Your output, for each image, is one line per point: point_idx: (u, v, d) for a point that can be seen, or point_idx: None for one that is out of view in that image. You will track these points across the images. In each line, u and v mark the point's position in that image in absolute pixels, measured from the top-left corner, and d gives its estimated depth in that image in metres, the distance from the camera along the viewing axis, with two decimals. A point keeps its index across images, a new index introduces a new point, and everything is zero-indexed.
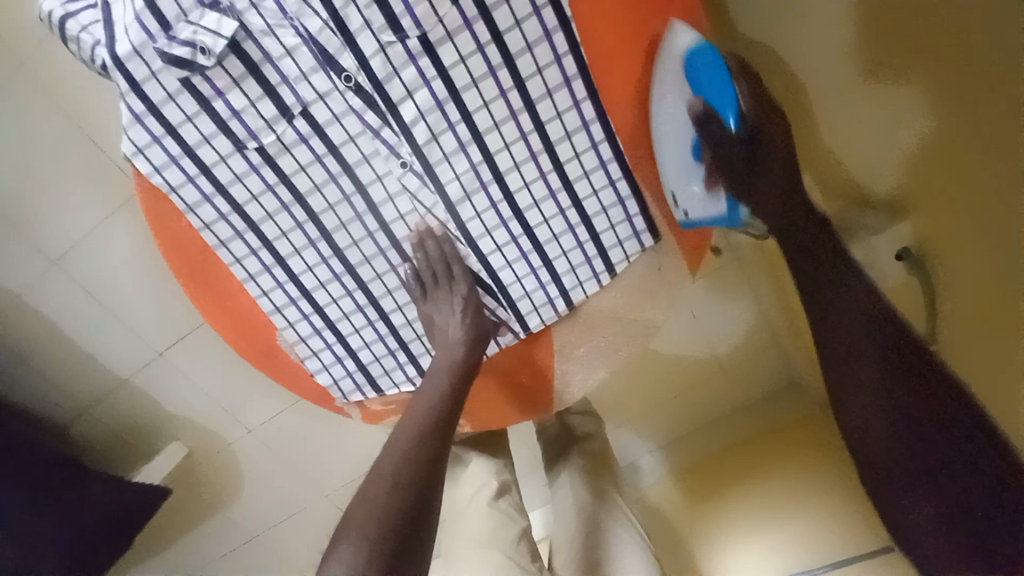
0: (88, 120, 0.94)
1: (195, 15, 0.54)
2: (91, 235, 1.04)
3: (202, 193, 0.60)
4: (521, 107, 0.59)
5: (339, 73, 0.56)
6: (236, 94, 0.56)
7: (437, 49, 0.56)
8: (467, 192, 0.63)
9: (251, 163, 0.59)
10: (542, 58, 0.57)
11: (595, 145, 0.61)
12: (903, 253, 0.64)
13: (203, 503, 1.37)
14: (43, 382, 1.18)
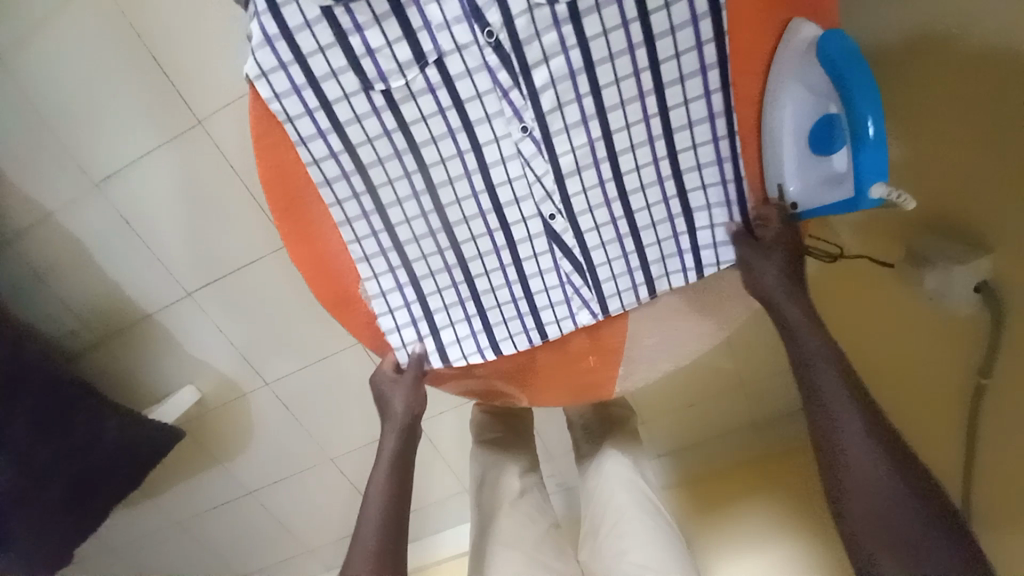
0: (162, 40, 0.91)
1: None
2: (141, 159, 1.01)
3: (317, 128, 0.59)
4: (650, 89, 0.59)
5: (483, 27, 0.57)
6: (375, 32, 0.56)
7: (582, 17, 0.56)
8: (579, 166, 0.63)
9: (374, 105, 0.59)
10: (683, 42, 0.57)
11: (716, 139, 0.61)
12: (981, 285, 0.67)
13: (206, 449, 1.34)
14: (60, 304, 1.14)
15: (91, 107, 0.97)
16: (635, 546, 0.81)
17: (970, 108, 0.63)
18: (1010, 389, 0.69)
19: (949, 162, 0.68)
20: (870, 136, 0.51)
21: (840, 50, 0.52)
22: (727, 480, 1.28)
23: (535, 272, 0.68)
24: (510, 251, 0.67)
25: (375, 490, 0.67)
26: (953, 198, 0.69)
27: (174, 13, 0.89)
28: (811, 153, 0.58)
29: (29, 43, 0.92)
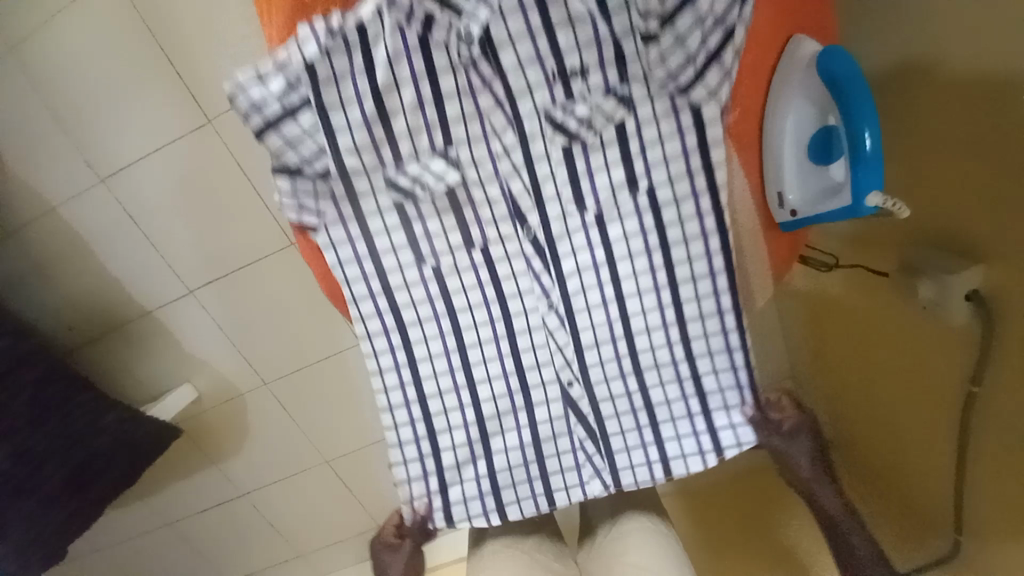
0: (180, 40, 0.93)
1: (425, 159, 0.66)
2: (151, 156, 1.02)
3: (371, 292, 0.70)
4: (660, 266, 0.67)
5: (523, 225, 0.69)
6: (434, 221, 0.69)
7: (605, 225, 0.67)
8: (597, 341, 0.71)
9: (423, 276, 0.70)
10: (694, 57, 0.60)
11: (700, 215, 0.65)
12: (971, 294, 0.69)
13: (200, 448, 1.33)
14: (61, 298, 1.14)
15: (104, 103, 0.98)
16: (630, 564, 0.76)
17: (965, 123, 0.66)
18: (998, 395, 0.71)
19: (944, 174, 0.71)
20: (867, 150, 0.54)
21: (840, 64, 0.55)
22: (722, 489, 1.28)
23: (549, 436, 0.73)
24: (526, 413, 0.73)
25: None
26: (946, 210, 0.72)
27: (194, 16, 0.91)
28: (810, 162, 0.60)
29: (45, 38, 0.93)
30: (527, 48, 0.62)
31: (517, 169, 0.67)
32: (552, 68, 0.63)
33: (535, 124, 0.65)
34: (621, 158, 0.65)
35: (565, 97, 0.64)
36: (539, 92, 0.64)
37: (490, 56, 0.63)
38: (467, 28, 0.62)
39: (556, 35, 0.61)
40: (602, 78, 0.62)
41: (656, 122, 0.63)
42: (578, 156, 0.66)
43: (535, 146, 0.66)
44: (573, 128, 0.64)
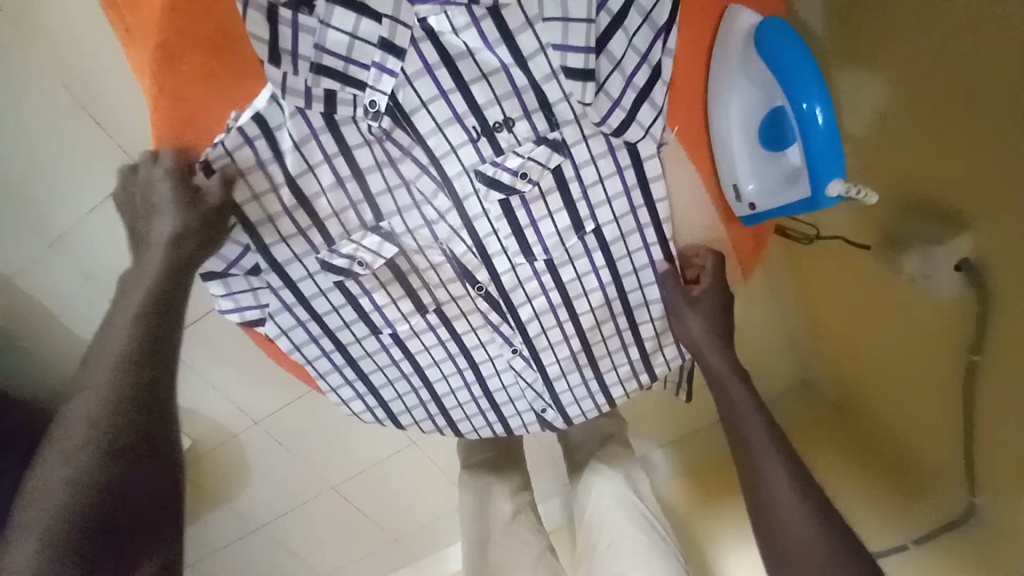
0: None
1: (359, 236, 0.60)
2: None
3: (334, 363, 0.67)
4: (615, 296, 0.66)
5: (474, 284, 0.64)
6: (381, 293, 0.64)
7: (559, 271, 0.64)
8: (564, 372, 0.71)
9: (383, 343, 0.67)
10: (620, 52, 0.53)
11: (641, 227, 0.61)
12: (962, 264, 0.64)
13: (204, 492, 1.32)
14: None
15: None
16: (634, 563, 0.72)
17: (948, 77, 0.59)
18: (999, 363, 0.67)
19: (921, 134, 0.65)
20: (819, 125, 0.48)
21: (778, 36, 0.49)
22: (723, 468, 1.25)
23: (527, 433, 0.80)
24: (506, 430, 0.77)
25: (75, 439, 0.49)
26: (926, 173, 0.66)
27: None
28: (762, 146, 0.54)
29: None
30: (441, 107, 0.54)
31: (459, 231, 0.61)
32: (476, 123, 0.55)
33: (467, 182, 0.58)
34: (564, 205, 0.59)
35: (494, 152, 0.56)
36: (465, 149, 0.56)
37: (403, 121, 0.55)
38: (368, 99, 0.53)
39: (470, 89, 0.53)
40: (530, 124, 0.55)
41: (595, 162, 0.58)
42: (519, 209, 0.59)
43: (472, 207, 0.59)
44: (507, 181, 0.57)
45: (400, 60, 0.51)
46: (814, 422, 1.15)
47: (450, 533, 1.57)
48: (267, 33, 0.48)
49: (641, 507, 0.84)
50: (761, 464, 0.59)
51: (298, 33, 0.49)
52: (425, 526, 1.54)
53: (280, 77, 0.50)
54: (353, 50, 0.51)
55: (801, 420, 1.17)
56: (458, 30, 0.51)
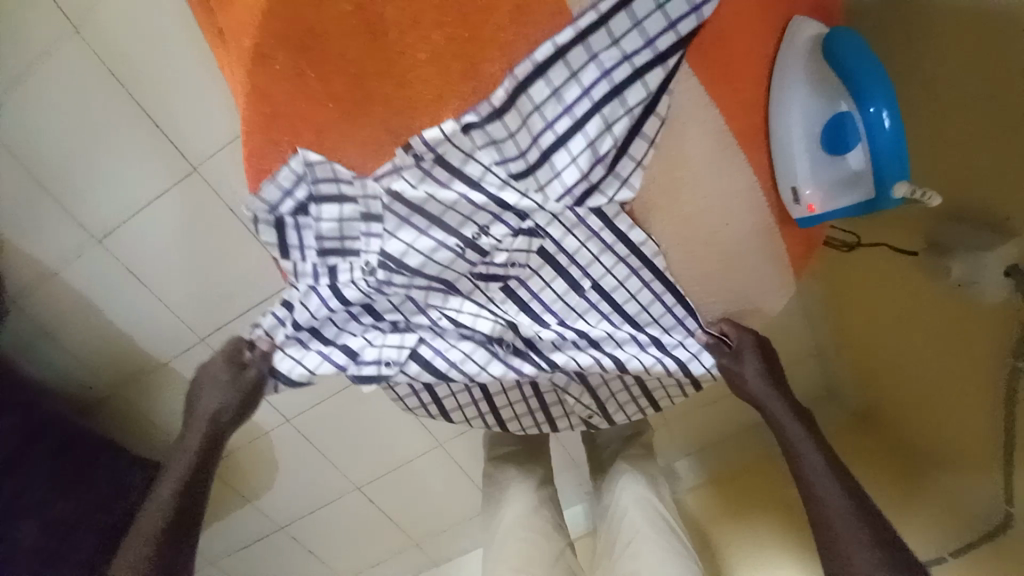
0: (149, 89, 0.87)
1: (379, 341, 0.66)
2: (140, 212, 0.97)
3: (418, 400, 0.73)
4: (631, 317, 0.68)
5: (499, 347, 0.67)
6: (438, 346, 0.66)
7: (575, 326, 0.68)
8: (613, 392, 0.73)
9: (445, 389, 0.72)
10: (576, 147, 0.59)
11: (647, 284, 0.66)
12: (1010, 270, 0.65)
13: (233, 488, 1.33)
14: (75, 361, 1.11)
15: (82, 160, 0.92)
16: (647, 565, 0.75)
17: (994, 80, 0.61)
18: None
19: (965, 137, 0.67)
20: (886, 128, 0.53)
21: (847, 46, 0.54)
22: (747, 479, 1.23)
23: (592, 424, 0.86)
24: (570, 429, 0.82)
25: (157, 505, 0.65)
26: (969, 174, 0.68)
27: (160, 63, 0.86)
28: (825, 147, 0.56)
29: (15, 100, 0.88)
30: (426, 241, 0.63)
31: (480, 315, 0.66)
32: (459, 241, 0.64)
33: (467, 281, 0.67)
34: (558, 274, 0.67)
35: (482, 255, 0.65)
36: (456, 263, 0.65)
37: (396, 267, 0.63)
38: (364, 260, 0.65)
39: (442, 219, 0.63)
40: (505, 224, 0.64)
41: (571, 233, 0.64)
42: (519, 289, 0.68)
43: (477, 298, 0.67)
44: (500, 273, 0.67)
45: (379, 223, 0.63)
46: (848, 435, 1.14)
47: (471, 538, 1.56)
48: (277, 237, 0.66)
49: (658, 501, 0.85)
50: (816, 484, 0.61)
51: (302, 231, 0.66)
52: (447, 530, 1.53)
53: (293, 265, 0.67)
54: (342, 231, 0.64)
55: (835, 430, 1.16)
56: (415, 184, 0.61)
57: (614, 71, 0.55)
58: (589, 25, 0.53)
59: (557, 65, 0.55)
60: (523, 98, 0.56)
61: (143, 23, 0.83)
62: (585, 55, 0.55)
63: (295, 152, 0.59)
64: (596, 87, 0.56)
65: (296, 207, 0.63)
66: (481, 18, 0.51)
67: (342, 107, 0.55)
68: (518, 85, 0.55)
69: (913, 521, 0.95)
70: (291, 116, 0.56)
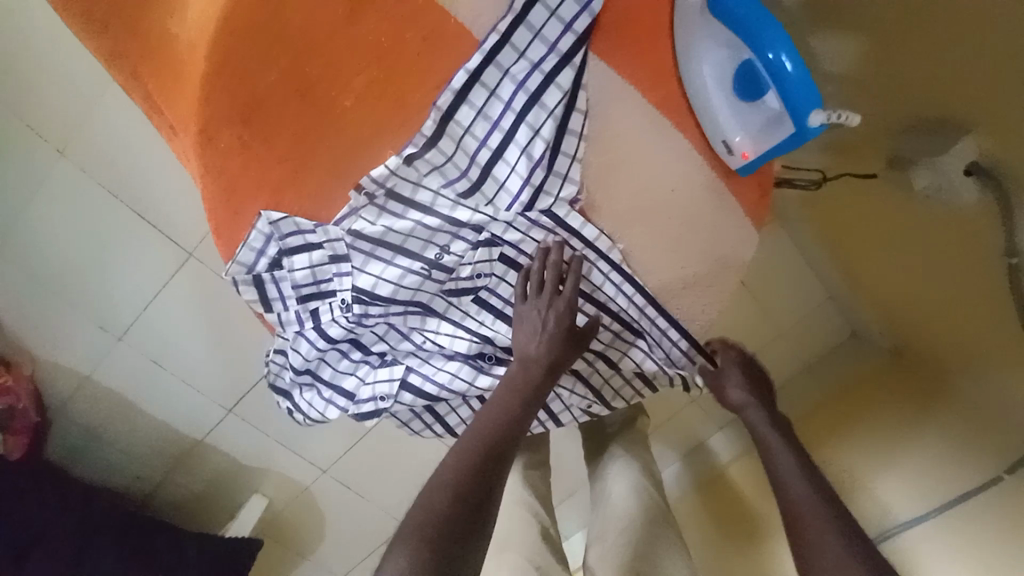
0: (135, 191, 0.95)
1: (371, 377, 0.71)
2: (150, 303, 1.04)
3: (422, 423, 0.75)
4: (602, 305, 0.70)
5: (484, 361, 0.70)
6: (428, 370, 0.70)
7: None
8: (603, 377, 0.76)
9: (441, 411, 0.74)
10: (512, 156, 0.61)
11: (607, 276, 0.68)
12: (971, 168, 0.66)
13: (288, 549, 1.35)
14: (118, 456, 1.16)
15: (93, 268, 1.00)
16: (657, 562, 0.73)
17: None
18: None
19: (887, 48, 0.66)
20: (790, 71, 0.53)
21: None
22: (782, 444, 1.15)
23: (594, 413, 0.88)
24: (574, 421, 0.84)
25: (452, 465, 0.58)
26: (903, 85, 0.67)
27: (142, 166, 0.93)
28: (740, 97, 0.58)
29: (23, 229, 0.96)
30: (392, 270, 0.65)
31: (457, 334, 0.69)
32: (424, 263, 0.65)
33: (441, 300, 0.68)
34: (524, 276, 0.68)
35: (449, 272, 0.66)
36: (426, 285, 0.66)
37: (370, 299, 0.66)
38: (340, 298, 0.67)
39: (406, 247, 0.64)
40: (464, 240, 0.65)
41: (528, 236, 0.66)
42: (491, 297, 0.69)
43: (454, 314, 0.69)
44: (469, 286, 0.68)
45: (348, 262, 0.65)
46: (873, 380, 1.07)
47: None
48: (258, 294, 0.68)
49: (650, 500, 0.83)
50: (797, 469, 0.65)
51: (279, 283, 0.68)
52: None
53: (278, 317, 0.69)
54: (317, 276, 0.66)
55: (805, 417, 1.12)
56: (375, 220, 0.63)
57: (528, 81, 0.58)
58: (494, 45, 0.56)
59: (476, 88, 0.58)
60: (452, 125, 0.59)
61: (118, 134, 0.91)
62: (498, 73, 0.58)
63: (258, 214, 0.62)
64: (516, 98, 0.59)
65: (271, 263, 0.66)
66: (392, 56, 0.55)
67: (289, 163, 0.60)
68: (444, 115, 0.58)
69: (913, 471, 0.91)
70: (244, 180, 0.60)
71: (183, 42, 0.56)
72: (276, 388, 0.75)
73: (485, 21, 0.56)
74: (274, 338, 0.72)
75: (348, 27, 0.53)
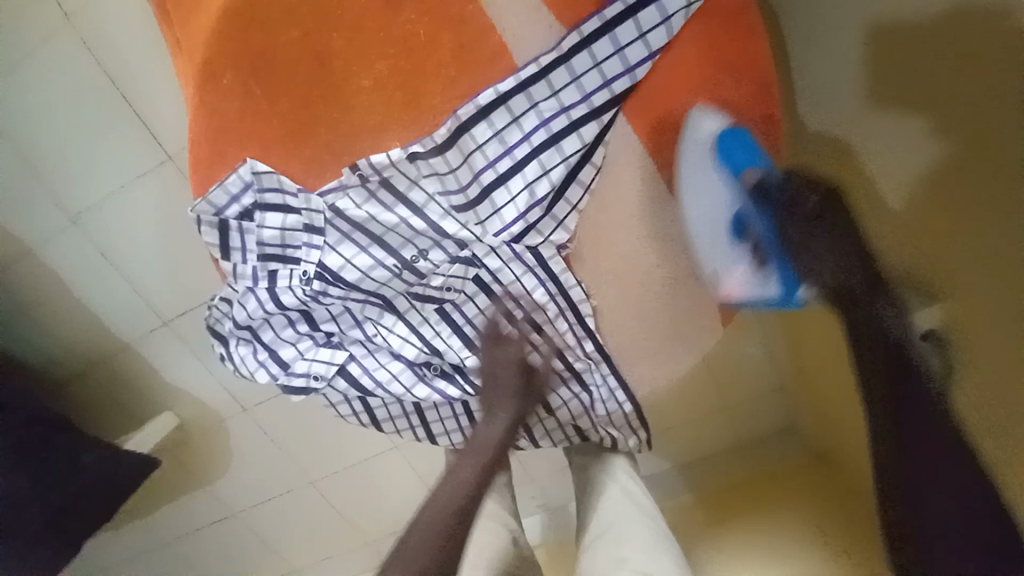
0: (128, 76, 0.89)
1: (311, 354, 0.69)
2: (114, 192, 0.98)
3: (352, 409, 0.73)
4: (555, 354, 0.70)
5: (429, 370, 0.70)
6: (370, 361, 0.69)
7: (503, 356, 0.70)
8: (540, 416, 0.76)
9: (370, 403, 0.73)
10: (515, 187, 0.60)
11: (572, 326, 0.67)
12: None
13: (185, 473, 1.31)
14: (40, 331, 1.11)
15: (67, 140, 0.94)
16: (637, 549, 0.68)
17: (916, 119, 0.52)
18: None
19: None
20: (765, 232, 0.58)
21: (734, 142, 0.58)
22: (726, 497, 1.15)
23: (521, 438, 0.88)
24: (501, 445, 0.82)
25: (430, 514, 0.68)
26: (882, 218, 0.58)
27: (143, 54, 0.87)
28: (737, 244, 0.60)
29: (12, 82, 0.91)
30: (364, 257, 0.65)
31: (409, 338, 0.69)
32: (397, 261, 0.65)
33: (405, 300, 0.68)
34: (491, 302, 0.68)
35: (419, 276, 0.66)
36: (392, 282, 0.66)
37: (332, 279, 0.65)
38: (302, 269, 0.65)
39: (384, 239, 0.64)
40: (443, 250, 0.65)
41: (507, 266, 0.65)
42: (453, 312, 0.69)
43: (413, 316, 0.69)
44: (435, 295, 0.68)
45: (321, 236, 0.63)
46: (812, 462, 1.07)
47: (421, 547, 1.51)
48: (219, 239, 0.64)
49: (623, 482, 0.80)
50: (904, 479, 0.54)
51: (244, 235, 0.65)
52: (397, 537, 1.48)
53: (232, 268, 0.65)
54: (285, 239, 0.64)
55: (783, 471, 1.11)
56: (360, 204, 0.62)
57: (551, 121, 0.58)
58: (530, 76, 0.55)
59: (499, 110, 0.56)
60: (466, 138, 0.57)
61: (123, 9, 0.84)
62: (526, 103, 0.56)
63: (243, 160, 0.59)
64: (536, 133, 0.58)
65: (241, 213, 0.63)
66: (424, 53, 0.53)
67: (289, 122, 0.57)
68: (461, 126, 0.56)
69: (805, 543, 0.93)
70: (234, 125, 0.57)
71: None
72: (215, 333, 0.72)
73: (529, 49, 0.54)
74: (224, 286, 0.69)
75: (388, 12, 0.52)
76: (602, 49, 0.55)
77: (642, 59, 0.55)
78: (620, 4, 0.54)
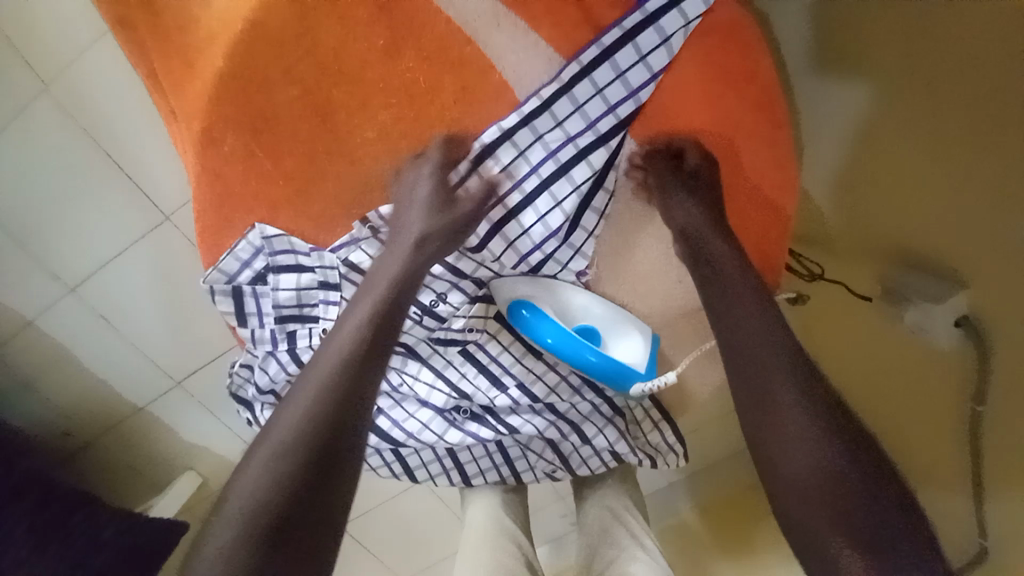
0: (118, 142, 0.88)
1: None
2: (113, 259, 0.96)
3: (383, 459, 0.71)
4: (581, 382, 0.70)
5: (459, 412, 0.69)
6: (398, 411, 0.68)
7: (532, 390, 0.69)
8: (574, 448, 0.71)
9: (400, 452, 0.71)
10: (528, 221, 0.59)
11: None
12: (960, 321, 0.65)
13: None
14: (46, 407, 1.07)
15: (57, 211, 0.92)
16: None
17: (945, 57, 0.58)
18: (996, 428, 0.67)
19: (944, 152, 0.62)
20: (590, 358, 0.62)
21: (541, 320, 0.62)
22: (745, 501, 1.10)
23: None
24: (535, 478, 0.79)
25: (249, 486, 0.45)
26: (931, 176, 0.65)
27: (129, 119, 0.86)
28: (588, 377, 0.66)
29: None
30: None
31: (436, 384, 0.68)
32: (416, 309, 0.64)
33: (426, 346, 0.67)
34: (514, 337, 0.68)
35: (439, 321, 0.65)
36: (414, 329, 0.65)
37: None
38: (321, 327, 0.64)
39: None
40: (461, 292, 0.65)
41: None
42: (478, 351, 0.68)
43: (436, 361, 0.68)
44: (457, 338, 0.66)
45: (338, 291, 0.63)
46: None
47: None
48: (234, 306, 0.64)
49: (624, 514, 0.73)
50: None
51: (259, 299, 0.65)
52: None
53: (250, 333, 0.65)
54: (302, 299, 0.64)
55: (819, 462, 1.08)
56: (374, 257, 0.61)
57: (560, 151, 0.56)
58: (533, 109, 0.53)
59: (505, 146, 0.55)
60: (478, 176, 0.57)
61: (106, 75, 0.83)
62: (531, 136, 0.55)
63: (254, 226, 0.60)
64: (544, 165, 0.56)
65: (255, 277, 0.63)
66: (426, 99, 0.52)
67: (297, 180, 0.56)
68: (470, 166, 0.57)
69: None
70: (240, 191, 0.57)
71: (200, 30, 0.51)
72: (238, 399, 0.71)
73: (529, 82, 0.53)
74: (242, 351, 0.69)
75: (384, 61, 0.50)
76: (604, 74, 0.53)
77: (644, 81, 0.54)
78: (617, 30, 0.52)
